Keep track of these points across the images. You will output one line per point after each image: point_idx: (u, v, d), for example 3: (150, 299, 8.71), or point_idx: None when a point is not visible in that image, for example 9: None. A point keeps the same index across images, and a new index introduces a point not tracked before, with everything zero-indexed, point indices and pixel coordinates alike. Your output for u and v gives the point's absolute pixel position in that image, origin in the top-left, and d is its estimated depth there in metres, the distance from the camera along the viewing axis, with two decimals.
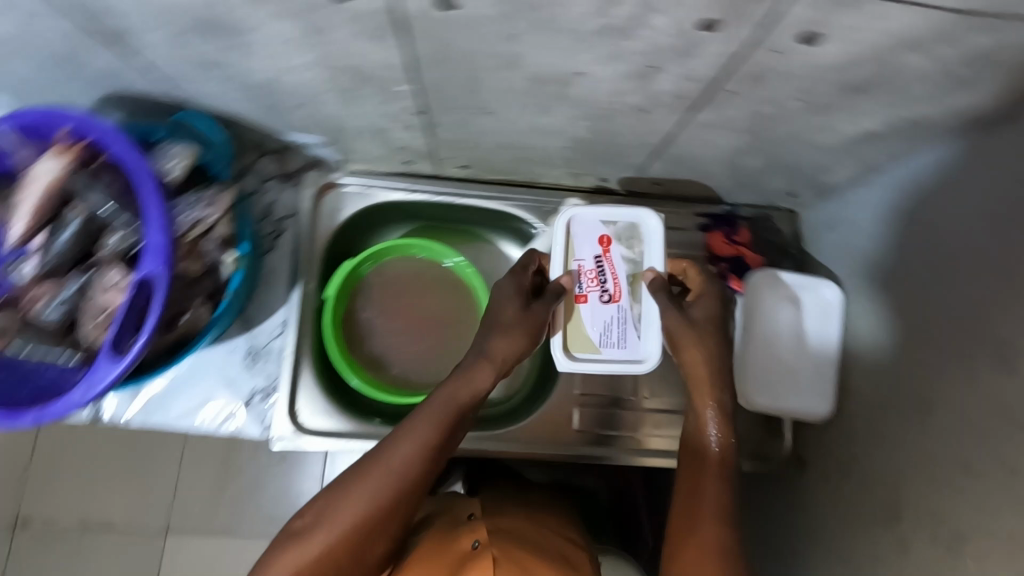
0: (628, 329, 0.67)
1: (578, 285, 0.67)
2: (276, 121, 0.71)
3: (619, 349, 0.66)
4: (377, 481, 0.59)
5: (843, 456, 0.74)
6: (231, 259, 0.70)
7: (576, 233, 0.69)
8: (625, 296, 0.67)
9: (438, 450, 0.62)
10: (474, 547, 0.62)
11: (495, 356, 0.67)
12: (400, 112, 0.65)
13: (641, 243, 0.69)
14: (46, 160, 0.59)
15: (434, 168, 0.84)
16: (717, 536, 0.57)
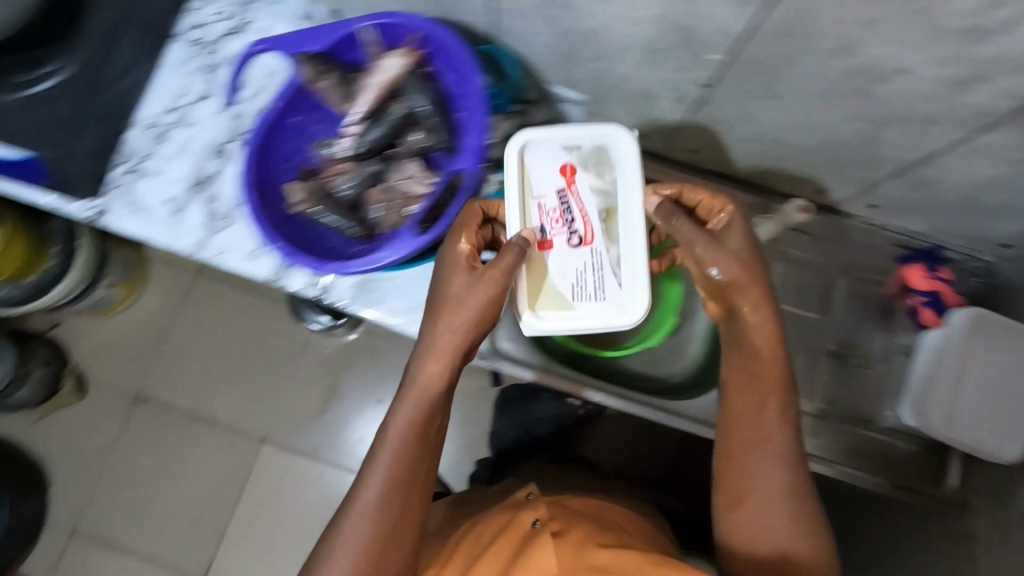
0: (604, 275, 0.67)
1: (543, 228, 0.67)
2: (557, 70, 0.79)
3: (598, 300, 0.67)
4: (385, 479, 0.66)
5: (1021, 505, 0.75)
6: (495, 179, 0.77)
7: (532, 168, 0.69)
8: (598, 238, 0.68)
9: (424, 433, 0.68)
10: (535, 525, 0.73)
11: (451, 340, 0.66)
12: (685, 82, 0.72)
13: (608, 169, 0.70)
14: (394, 58, 0.68)
15: (662, 147, 0.90)
16: (776, 484, 0.67)
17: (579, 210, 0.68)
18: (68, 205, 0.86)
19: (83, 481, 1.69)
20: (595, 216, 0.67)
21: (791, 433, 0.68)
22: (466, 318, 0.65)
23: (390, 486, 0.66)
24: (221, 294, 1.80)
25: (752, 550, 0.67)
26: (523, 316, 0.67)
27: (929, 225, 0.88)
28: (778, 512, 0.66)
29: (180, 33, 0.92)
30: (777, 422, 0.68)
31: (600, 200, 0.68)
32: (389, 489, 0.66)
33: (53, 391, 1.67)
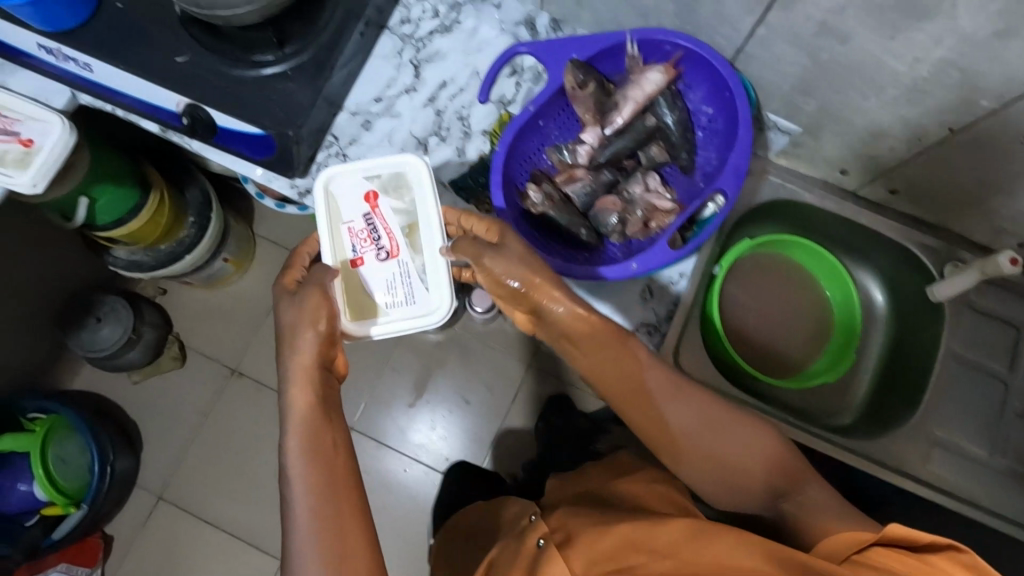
0: (413, 283, 0.76)
1: (354, 248, 0.77)
2: (784, 99, 0.79)
3: (408, 304, 0.76)
4: (311, 496, 0.66)
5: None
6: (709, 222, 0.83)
7: (339, 197, 0.78)
8: (404, 250, 0.77)
9: (317, 428, 0.70)
10: (541, 544, 0.70)
11: (305, 355, 0.72)
12: (928, 124, 0.72)
13: (408, 190, 0.79)
14: (655, 72, 0.68)
15: (859, 185, 0.90)
16: (684, 426, 0.69)
17: (384, 227, 0.77)
18: (274, 181, 0.89)
19: (172, 445, 1.72)
20: (398, 232, 0.77)
21: (652, 363, 0.70)
22: (306, 335, 0.71)
23: (319, 503, 0.65)
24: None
25: (733, 497, 0.68)
26: (347, 330, 0.75)
27: None
28: (717, 460, 0.68)
29: (391, 26, 0.95)
30: (659, 387, 0.70)
31: (407, 219, 0.78)
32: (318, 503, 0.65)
33: (156, 355, 1.71)
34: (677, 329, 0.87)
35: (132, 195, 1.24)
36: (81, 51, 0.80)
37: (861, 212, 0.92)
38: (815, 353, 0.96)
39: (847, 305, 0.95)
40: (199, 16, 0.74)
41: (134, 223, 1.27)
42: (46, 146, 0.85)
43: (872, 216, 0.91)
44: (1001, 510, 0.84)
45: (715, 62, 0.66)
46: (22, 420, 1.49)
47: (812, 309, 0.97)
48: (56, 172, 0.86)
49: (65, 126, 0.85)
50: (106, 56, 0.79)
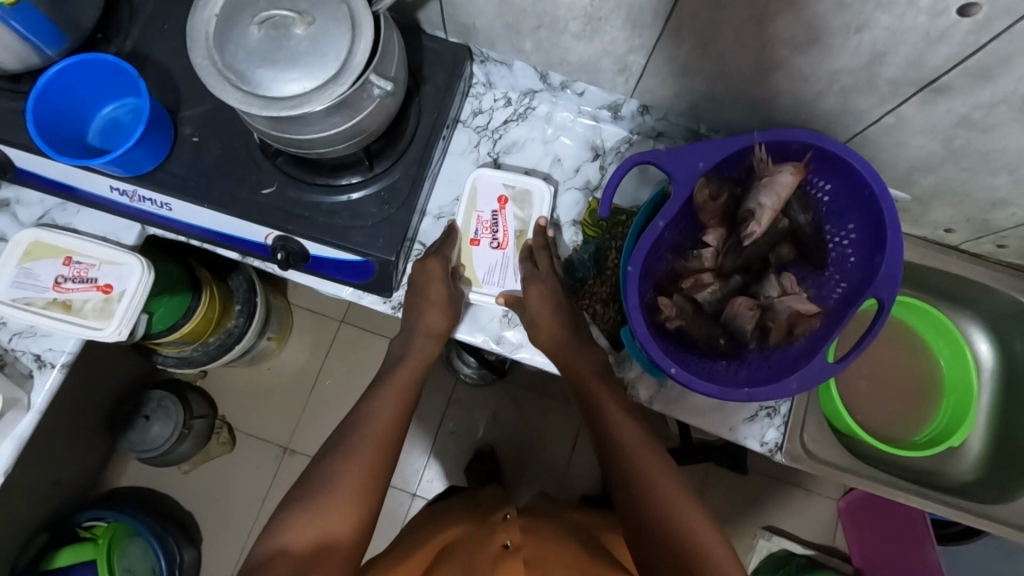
0: (507, 273, 0.83)
1: (474, 230, 0.84)
2: (895, 175, 0.77)
3: (498, 289, 0.83)
4: (370, 434, 0.69)
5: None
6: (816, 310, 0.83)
7: (479, 189, 0.85)
8: (512, 246, 0.84)
9: (405, 405, 0.75)
10: (507, 547, 0.74)
11: (437, 327, 0.80)
12: None
13: (532, 207, 0.85)
14: (785, 174, 0.65)
15: (962, 241, 0.88)
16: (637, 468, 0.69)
17: (504, 222, 0.84)
18: (365, 299, 0.84)
19: (224, 534, 1.66)
20: (513, 235, 0.84)
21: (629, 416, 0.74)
22: (449, 315, 0.80)
23: (380, 437, 0.69)
24: (364, 346, 1.78)
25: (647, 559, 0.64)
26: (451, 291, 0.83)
27: None
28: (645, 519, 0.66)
29: (463, 119, 0.91)
30: (631, 439, 0.72)
31: (521, 227, 0.84)
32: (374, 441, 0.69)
33: (206, 442, 1.66)
34: (798, 412, 0.83)
35: (185, 298, 1.19)
36: (159, 193, 0.76)
37: (965, 267, 0.90)
38: (932, 416, 0.93)
39: (957, 357, 0.94)
40: (296, 152, 0.71)
41: (187, 327, 1.22)
42: (127, 289, 0.80)
43: (977, 271, 0.89)
44: None
45: (861, 169, 0.63)
46: (80, 529, 1.44)
47: (919, 363, 0.95)
48: (138, 314, 0.82)
49: (143, 265, 0.81)
50: (191, 196, 0.75)
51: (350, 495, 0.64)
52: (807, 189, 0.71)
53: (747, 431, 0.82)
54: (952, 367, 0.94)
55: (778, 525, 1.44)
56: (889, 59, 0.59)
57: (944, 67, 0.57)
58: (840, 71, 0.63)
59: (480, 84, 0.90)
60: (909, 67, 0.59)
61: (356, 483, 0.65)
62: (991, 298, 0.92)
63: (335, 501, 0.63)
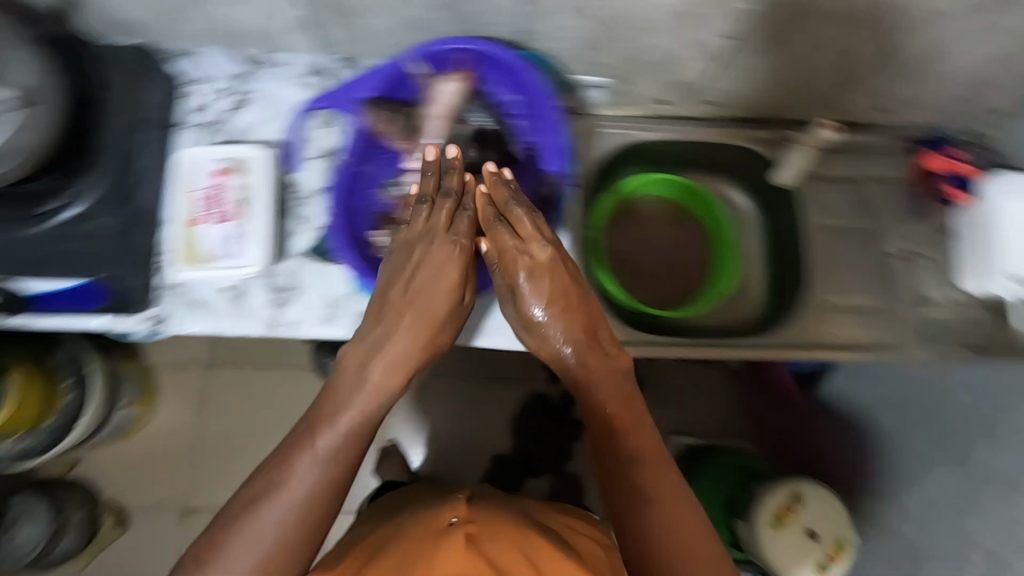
0: (241, 242, 0.80)
1: (195, 210, 0.80)
2: (580, 60, 0.82)
3: (234, 260, 0.79)
4: (325, 444, 0.60)
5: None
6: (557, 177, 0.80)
7: (193, 168, 0.82)
8: (240, 215, 0.80)
9: (342, 465, 0.60)
10: (451, 522, 0.55)
11: (392, 357, 0.63)
12: (709, 38, 0.77)
13: (251, 172, 0.82)
14: (448, 82, 0.69)
15: (681, 108, 0.94)
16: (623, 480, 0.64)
17: (224, 193, 0.80)
18: (122, 323, 0.79)
19: None
20: (238, 204, 0.80)
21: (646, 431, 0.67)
22: (407, 335, 0.63)
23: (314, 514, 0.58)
24: (248, 381, 1.67)
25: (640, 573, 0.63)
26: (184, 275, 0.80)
27: (932, 113, 0.96)
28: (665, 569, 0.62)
29: None
30: (654, 452, 0.66)
31: (246, 194, 0.81)
32: (304, 513, 0.58)
33: (94, 531, 1.55)
34: None
35: None
36: None
37: (693, 130, 0.96)
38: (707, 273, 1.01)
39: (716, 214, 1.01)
40: None
41: None
42: None
43: (704, 130, 0.96)
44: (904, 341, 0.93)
45: (507, 60, 0.70)
46: None
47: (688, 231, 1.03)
48: None
49: None
50: None
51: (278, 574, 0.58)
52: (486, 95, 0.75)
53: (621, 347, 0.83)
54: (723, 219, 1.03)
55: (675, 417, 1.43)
56: None
57: None
58: None
59: (189, 82, 0.89)
60: None
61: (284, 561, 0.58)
62: (726, 152, 0.99)
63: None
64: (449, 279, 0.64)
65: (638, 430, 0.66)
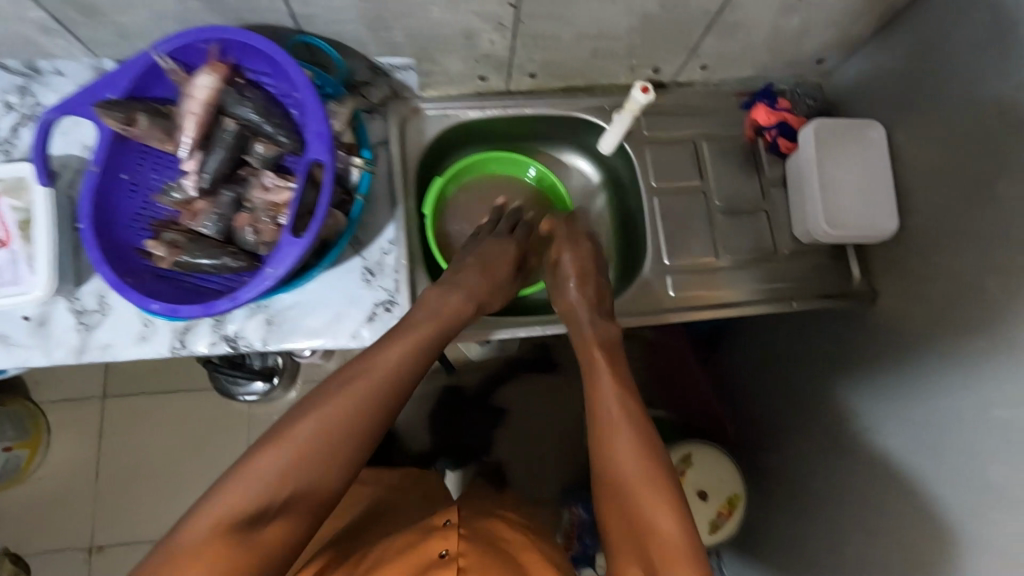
0: (20, 267, 0.77)
1: None
2: (374, 41, 0.78)
3: (13, 287, 0.76)
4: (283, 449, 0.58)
5: (929, 267, 0.83)
6: (358, 162, 0.75)
7: None
8: (18, 239, 0.78)
9: (366, 411, 0.63)
10: (442, 556, 0.64)
11: (396, 359, 0.69)
12: (496, 7, 0.74)
13: (27, 192, 0.77)
14: (201, 76, 0.64)
15: (505, 83, 0.92)
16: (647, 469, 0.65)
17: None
18: None
19: None
20: (14, 228, 0.77)
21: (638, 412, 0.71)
22: (398, 345, 0.70)
23: (318, 440, 0.59)
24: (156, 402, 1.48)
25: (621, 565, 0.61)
26: None
27: (757, 67, 0.96)
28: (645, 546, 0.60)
29: None
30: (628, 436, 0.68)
31: (23, 216, 0.77)
32: (321, 437, 0.59)
33: None
34: (409, 294, 0.87)
35: None
36: None
37: (522, 104, 0.95)
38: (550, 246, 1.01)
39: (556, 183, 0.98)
40: None
41: None
42: None
43: (534, 104, 0.95)
44: (753, 295, 0.94)
45: (247, 40, 0.63)
46: None
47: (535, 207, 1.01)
48: None
49: None
50: None
51: (299, 489, 0.57)
52: (259, 84, 0.69)
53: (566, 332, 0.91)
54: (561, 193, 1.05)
55: (574, 390, 1.43)
56: None
57: None
58: None
59: None
60: None
61: (291, 478, 0.57)
62: (561, 121, 0.99)
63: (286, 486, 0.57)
64: (509, 255, 0.87)
65: (611, 407, 0.71)
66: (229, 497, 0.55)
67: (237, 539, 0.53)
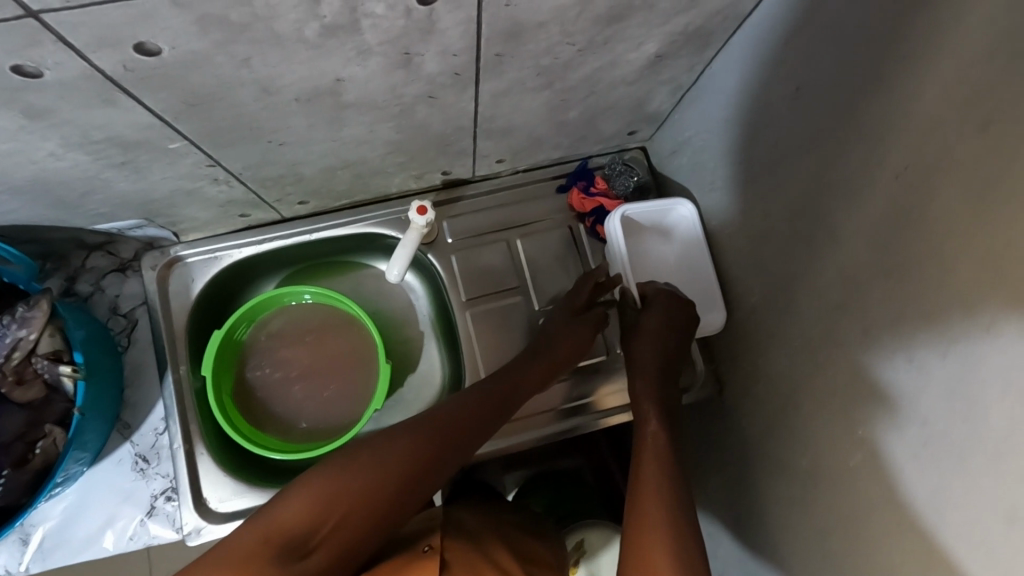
0: None
1: None
2: (75, 215, 0.66)
3: None
4: (323, 487, 0.59)
5: (758, 373, 0.74)
6: (67, 373, 0.64)
7: None
8: None
9: (425, 459, 0.64)
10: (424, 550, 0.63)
11: (476, 402, 0.71)
12: (197, 170, 0.62)
13: None
14: None
15: (275, 213, 0.81)
16: (660, 511, 0.60)
17: None
18: None
19: None
20: None
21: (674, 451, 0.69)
22: (463, 395, 0.72)
23: (368, 468, 0.61)
24: None
25: None
26: None
27: (565, 151, 0.86)
28: None
29: None
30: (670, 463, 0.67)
31: None
32: (374, 466, 0.61)
33: None
34: (185, 476, 0.75)
35: None
36: None
37: (306, 229, 0.84)
38: (372, 363, 0.88)
39: (353, 302, 0.86)
40: None
41: None
42: None
43: (317, 228, 0.84)
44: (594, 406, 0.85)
45: None
46: None
47: (346, 333, 0.89)
48: None
49: None
50: None
51: (344, 519, 0.58)
52: None
53: (544, 417, 0.84)
54: (378, 304, 0.94)
55: None
56: None
57: None
58: None
59: None
60: None
61: (328, 516, 0.57)
62: (361, 238, 0.88)
63: (333, 513, 0.58)
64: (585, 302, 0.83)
65: (651, 478, 0.64)
66: (287, 515, 0.57)
67: (283, 560, 0.53)
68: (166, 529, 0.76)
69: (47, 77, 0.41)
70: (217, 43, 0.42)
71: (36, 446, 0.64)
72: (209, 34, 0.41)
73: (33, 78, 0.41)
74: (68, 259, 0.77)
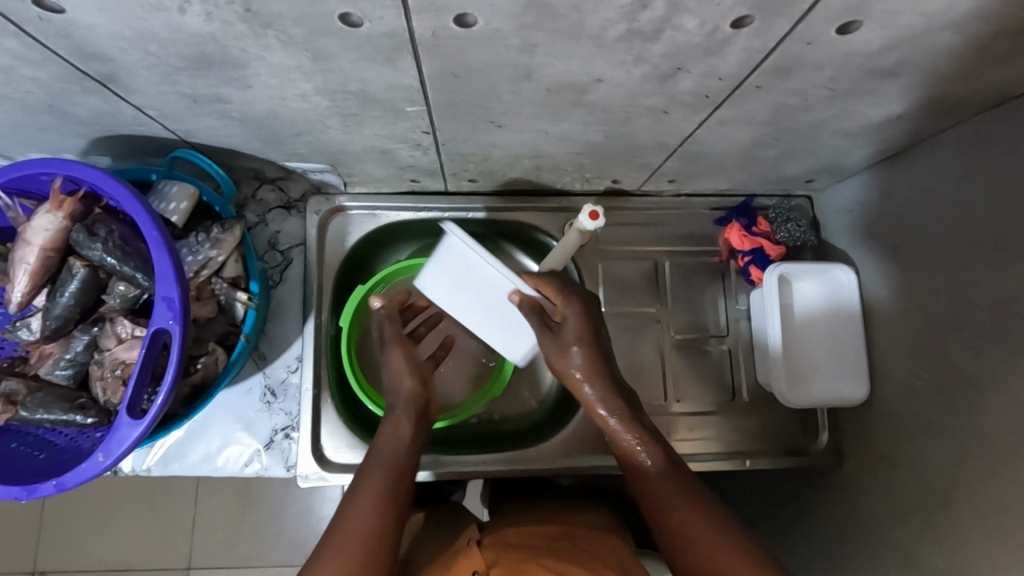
0: None
1: None
2: (275, 151, 0.68)
3: None
4: (338, 548, 0.53)
5: (896, 456, 0.71)
6: (243, 299, 0.68)
7: None
8: None
9: (403, 481, 0.61)
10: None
11: (399, 436, 0.65)
12: (407, 133, 0.63)
13: None
14: (42, 216, 0.57)
15: (439, 185, 0.81)
16: (706, 524, 0.57)
17: None
18: None
19: None
20: None
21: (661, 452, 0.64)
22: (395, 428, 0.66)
23: (364, 525, 0.55)
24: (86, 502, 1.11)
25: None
26: None
27: (734, 184, 0.83)
28: None
29: None
30: (675, 469, 0.63)
31: None
32: (366, 526, 0.55)
33: None
34: (306, 418, 0.77)
35: None
36: None
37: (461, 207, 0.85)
38: (491, 349, 0.89)
39: None
40: None
41: None
42: None
43: (474, 207, 0.85)
44: (713, 451, 0.84)
45: (96, 179, 0.54)
46: None
47: None
48: None
49: None
50: None
51: None
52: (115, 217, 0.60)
53: None
54: None
55: None
56: (14, 66, 0.48)
57: (50, 56, 0.46)
58: (13, 88, 0.52)
59: None
60: (40, 64, 0.48)
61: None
62: (509, 226, 0.88)
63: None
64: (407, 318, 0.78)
65: (669, 485, 0.61)
66: None
67: None
68: (278, 464, 0.78)
69: (361, 28, 0.41)
70: (524, 27, 0.42)
71: (199, 361, 0.66)
72: (523, 17, 0.41)
73: (347, 26, 0.41)
74: (240, 187, 0.79)
